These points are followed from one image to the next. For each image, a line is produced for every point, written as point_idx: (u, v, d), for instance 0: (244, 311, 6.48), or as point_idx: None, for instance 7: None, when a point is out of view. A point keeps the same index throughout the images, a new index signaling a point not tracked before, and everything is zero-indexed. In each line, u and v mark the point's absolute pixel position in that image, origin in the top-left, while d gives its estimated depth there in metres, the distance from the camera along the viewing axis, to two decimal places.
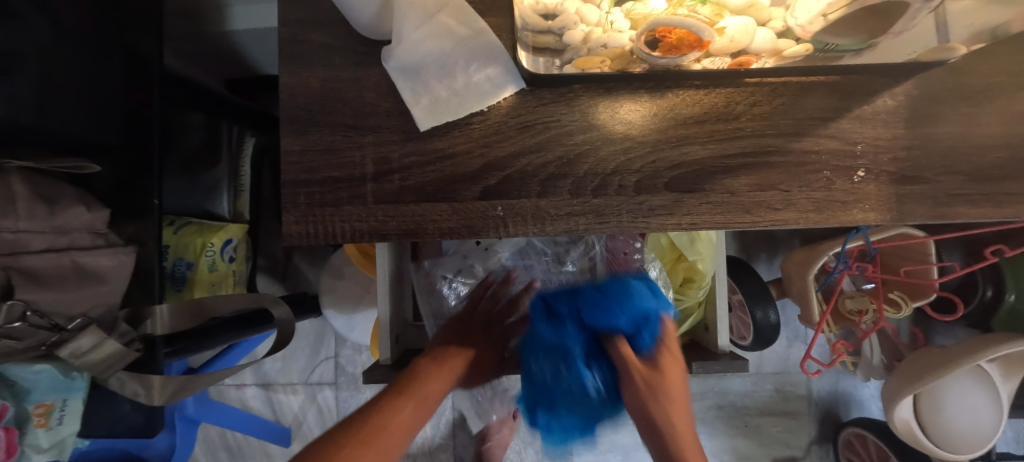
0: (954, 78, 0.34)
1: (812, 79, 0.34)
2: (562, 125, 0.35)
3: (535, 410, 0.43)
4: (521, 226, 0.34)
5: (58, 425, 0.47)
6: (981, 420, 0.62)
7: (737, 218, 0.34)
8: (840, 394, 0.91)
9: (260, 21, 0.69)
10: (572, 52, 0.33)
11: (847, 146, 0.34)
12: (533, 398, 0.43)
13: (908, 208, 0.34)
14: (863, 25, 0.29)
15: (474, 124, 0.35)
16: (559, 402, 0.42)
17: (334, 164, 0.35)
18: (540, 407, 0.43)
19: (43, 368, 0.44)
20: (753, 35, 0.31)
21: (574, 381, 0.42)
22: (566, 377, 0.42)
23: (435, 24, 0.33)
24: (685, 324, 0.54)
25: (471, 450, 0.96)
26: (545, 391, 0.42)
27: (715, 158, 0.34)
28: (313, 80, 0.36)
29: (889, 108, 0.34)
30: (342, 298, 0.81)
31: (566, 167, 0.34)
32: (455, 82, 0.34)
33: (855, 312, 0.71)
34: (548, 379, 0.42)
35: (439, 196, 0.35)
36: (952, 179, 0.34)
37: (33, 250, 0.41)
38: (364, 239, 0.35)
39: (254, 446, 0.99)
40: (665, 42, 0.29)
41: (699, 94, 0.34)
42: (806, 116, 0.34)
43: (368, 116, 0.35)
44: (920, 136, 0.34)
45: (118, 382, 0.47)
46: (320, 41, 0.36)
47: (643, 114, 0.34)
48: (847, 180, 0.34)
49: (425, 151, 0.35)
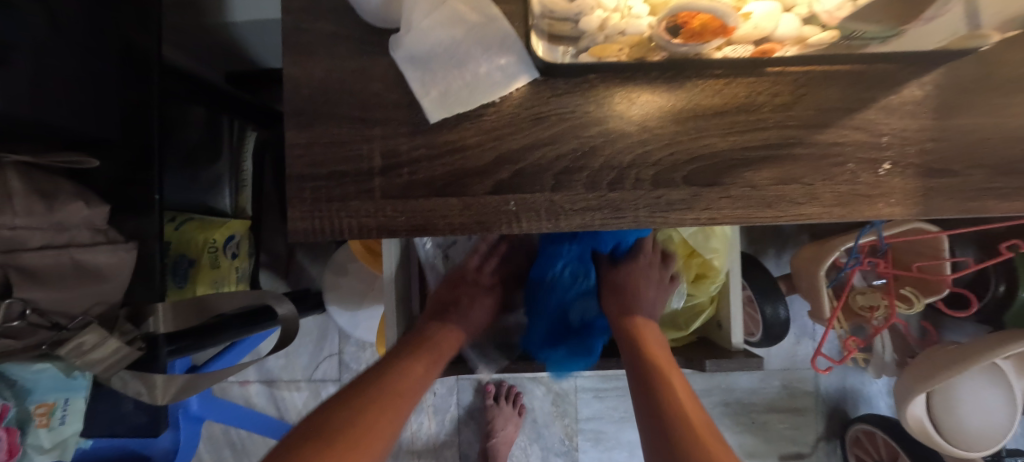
0: (983, 68, 0.33)
1: (836, 68, 0.33)
2: (577, 116, 0.33)
3: (540, 306, 0.53)
4: (535, 221, 0.33)
5: (61, 425, 0.46)
6: (994, 418, 0.61)
7: (758, 212, 0.33)
8: (848, 390, 0.90)
9: (260, 13, 0.67)
10: (589, 40, 0.31)
11: (873, 138, 0.33)
12: (540, 294, 0.53)
13: (935, 202, 0.33)
14: (890, 14, 0.28)
15: (486, 116, 0.34)
16: (561, 296, 0.52)
17: (341, 157, 0.34)
18: (543, 303, 0.52)
19: (45, 367, 0.43)
20: (778, 22, 0.29)
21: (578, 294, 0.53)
22: (571, 276, 0.52)
23: (444, 11, 0.32)
24: (696, 320, 0.53)
25: (476, 446, 0.95)
26: (551, 288, 0.52)
27: (735, 151, 0.33)
28: (318, 70, 0.35)
29: (916, 98, 0.33)
30: (346, 294, 0.80)
31: (580, 160, 0.33)
32: (466, 72, 0.33)
33: (866, 308, 0.70)
34: (556, 280, 0.52)
35: (449, 190, 0.34)
36: (980, 172, 0.33)
37: (31, 246, 0.40)
38: (372, 235, 0.34)
39: (258, 443, 0.98)
40: (687, 28, 0.28)
41: (718, 84, 0.33)
42: (830, 106, 0.33)
43: (375, 107, 0.34)
44: (948, 128, 0.33)
45: (121, 382, 0.46)
46: (325, 29, 0.35)
47: (659, 105, 0.33)
48: (872, 173, 0.33)
49: (434, 144, 0.34)
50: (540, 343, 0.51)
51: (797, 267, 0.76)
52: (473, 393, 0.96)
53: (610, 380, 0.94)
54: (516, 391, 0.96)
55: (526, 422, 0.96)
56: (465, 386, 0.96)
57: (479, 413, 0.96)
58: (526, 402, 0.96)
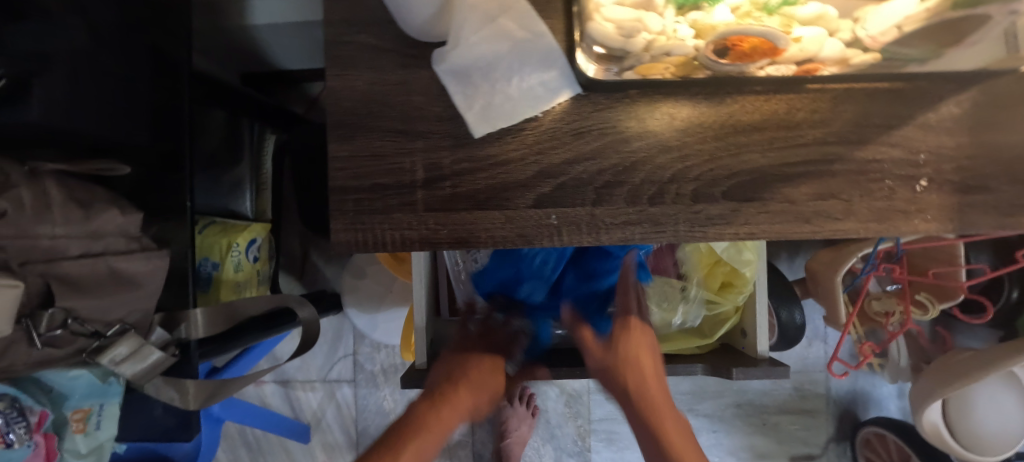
0: (1020, 85, 0.33)
1: (876, 85, 0.33)
2: (617, 131, 0.34)
3: (486, 273, 0.52)
4: (575, 234, 0.34)
5: (96, 430, 0.47)
6: (1010, 423, 0.61)
7: (797, 228, 0.33)
8: (859, 392, 0.91)
9: (283, 17, 0.68)
10: (634, 59, 0.31)
11: (910, 155, 0.33)
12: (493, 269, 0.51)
13: (971, 218, 0.33)
14: (937, 36, 0.28)
15: (528, 130, 0.34)
16: (522, 269, 0.50)
17: (383, 171, 0.34)
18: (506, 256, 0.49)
19: (81, 374, 0.44)
20: (823, 46, 0.30)
21: (536, 279, 0.51)
22: (536, 262, 0.49)
23: (494, 27, 0.32)
24: (721, 328, 0.54)
25: (490, 446, 0.97)
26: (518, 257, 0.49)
27: (775, 167, 0.33)
28: (359, 83, 0.35)
29: (954, 115, 0.33)
30: (363, 297, 0.81)
31: (621, 175, 0.34)
32: (510, 86, 0.33)
33: (881, 313, 0.71)
34: (517, 260, 0.49)
35: (490, 203, 0.34)
36: (1015, 189, 0.33)
37: (69, 255, 0.40)
38: (414, 247, 0.34)
39: (273, 443, 0.99)
40: (736, 50, 0.29)
41: (758, 100, 0.33)
42: (869, 122, 0.33)
43: (415, 120, 0.34)
44: (985, 144, 0.33)
45: (155, 388, 0.47)
46: (366, 41, 0.35)
47: (698, 120, 0.34)
48: (909, 189, 0.33)
49: (476, 158, 0.34)
50: (484, 281, 0.52)
51: (813, 272, 0.76)
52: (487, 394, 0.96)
53: None
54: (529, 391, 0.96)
55: (539, 423, 0.96)
56: None
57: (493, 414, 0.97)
58: (540, 403, 0.96)
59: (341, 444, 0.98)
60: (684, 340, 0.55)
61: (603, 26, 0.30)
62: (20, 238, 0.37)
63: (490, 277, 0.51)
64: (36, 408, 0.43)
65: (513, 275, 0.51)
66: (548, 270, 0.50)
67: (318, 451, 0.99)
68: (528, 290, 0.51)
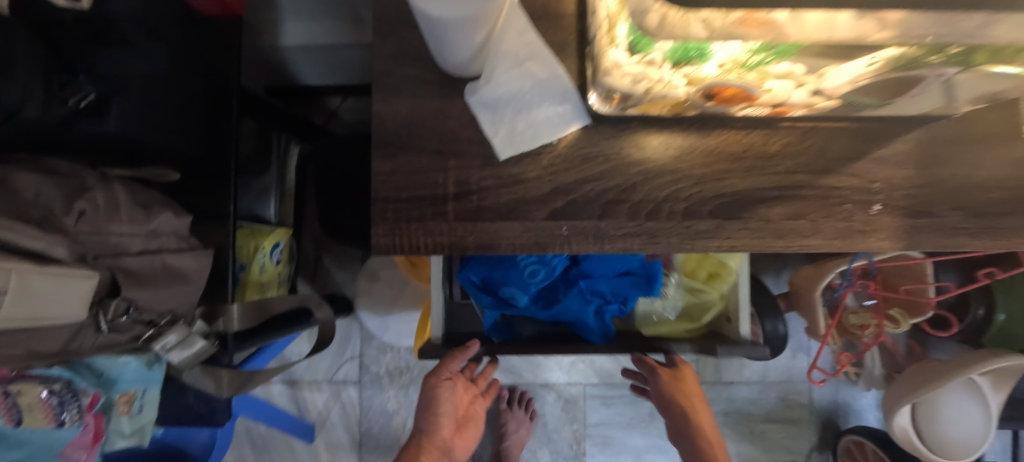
0: (959, 128, 0.40)
1: (838, 124, 0.40)
2: (620, 157, 0.40)
3: (471, 266, 0.55)
4: (583, 243, 0.39)
5: (139, 413, 0.51)
6: (972, 428, 0.67)
7: (771, 242, 0.39)
8: (840, 403, 0.97)
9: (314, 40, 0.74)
10: (636, 99, 0.37)
11: (867, 183, 0.39)
12: (480, 264, 0.54)
13: (917, 238, 0.39)
14: (884, 88, 0.35)
15: (545, 154, 0.40)
16: (514, 272, 0.54)
17: (422, 186, 0.40)
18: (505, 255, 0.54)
19: (128, 361, 0.48)
20: (791, 94, 0.36)
21: (523, 282, 0.54)
22: (526, 273, 0.53)
23: (521, 70, 0.39)
24: (707, 314, 0.60)
25: (489, 448, 1.01)
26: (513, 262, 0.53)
27: (753, 190, 0.39)
28: (402, 109, 0.40)
29: (903, 152, 0.40)
30: (377, 299, 0.86)
31: (623, 194, 0.39)
32: (529, 116, 0.39)
33: (857, 326, 0.77)
34: (508, 266, 0.53)
35: (511, 215, 0.39)
36: (956, 215, 0.39)
37: (132, 251, 0.45)
38: (443, 251, 0.40)
39: (279, 441, 1.03)
40: (720, 96, 0.35)
41: (739, 134, 0.40)
42: (833, 155, 0.40)
43: (450, 142, 0.40)
44: (929, 177, 0.39)
45: (193, 377, 0.52)
46: (409, 73, 0.41)
47: (688, 147, 0.40)
48: (866, 212, 0.39)
49: (500, 176, 0.40)
50: (472, 274, 0.55)
51: (796, 286, 0.82)
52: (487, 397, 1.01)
53: (618, 388, 1.01)
54: (528, 396, 1.00)
55: (538, 427, 1.01)
56: None
57: (493, 417, 1.01)
58: (538, 407, 1.01)
59: (343, 444, 1.02)
60: (674, 323, 0.60)
61: (626, 82, 0.35)
62: (94, 235, 0.42)
63: (476, 274, 0.55)
64: (88, 390, 0.48)
65: (503, 276, 0.54)
66: (539, 277, 0.54)
67: (321, 451, 1.02)
68: (510, 294, 0.55)
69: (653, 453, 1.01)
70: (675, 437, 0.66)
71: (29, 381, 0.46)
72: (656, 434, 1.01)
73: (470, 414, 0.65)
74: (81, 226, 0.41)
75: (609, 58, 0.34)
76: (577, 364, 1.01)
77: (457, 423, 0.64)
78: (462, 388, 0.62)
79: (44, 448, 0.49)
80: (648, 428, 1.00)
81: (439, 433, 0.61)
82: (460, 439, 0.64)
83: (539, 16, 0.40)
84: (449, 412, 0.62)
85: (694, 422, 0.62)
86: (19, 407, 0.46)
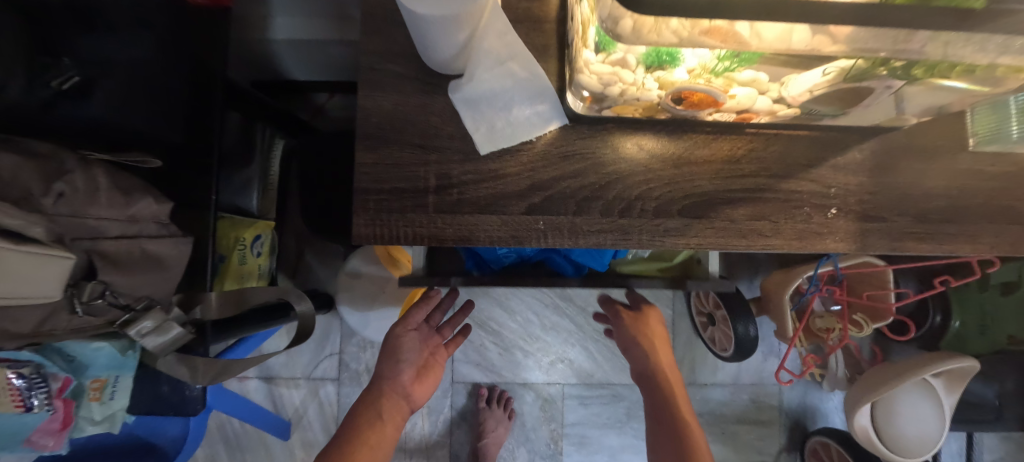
0: (909, 140, 0.43)
1: (799, 132, 0.42)
2: (596, 156, 0.42)
3: None
4: (559, 238, 0.41)
5: (110, 400, 0.51)
6: (927, 427, 0.70)
7: (736, 241, 0.41)
8: (808, 405, 1.00)
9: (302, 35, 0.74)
10: (611, 101, 0.39)
11: (824, 189, 0.42)
12: None
13: (869, 241, 0.42)
14: (839, 98, 0.37)
15: (524, 151, 0.41)
16: None
17: (403, 180, 0.41)
18: None
19: (101, 346, 0.48)
20: (755, 101, 0.38)
21: None
22: None
23: (503, 68, 0.39)
24: (680, 254, 0.63)
25: (467, 447, 1.02)
26: None
27: (720, 192, 0.41)
28: (386, 104, 0.42)
29: (857, 160, 0.42)
30: (358, 294, 0.85)
31: (598, 191, 0.41)
32: (510, 114, 0.41)
33: (823, 329, 0.80)
34: None
35: (490, 208, 0.41)
36: (904, 220, 0.42)
37: (109, 235, 0.45)
38: (423, 242, 0.41)
39: (253, 438, 1.01)
40: (688, 100, 0.37)
41: (708, 138, 0.42)
42: (793, 162, 0.42)
43: (432, 137, 0.41)
44: (881, 184, 0.42)
45: (167, 364, 0.52)
46: (394, 70, 0.42)
47: (660, 149, 0.42)
48: (823, 216, 0.42)
49: (480, 170, 0.41)
50: None
51: (767, 290, 0.85)
52: (466, 395, 1.02)
53: (596, 389, 1.03)
54: (507, 395, 1.01)
55: (516, 426, 1.02)
56: (460, 389, 1.03)
57: (472, 415, 1.02)
58: (516, 406, 1.02)
59: (319, 442, 1.01)
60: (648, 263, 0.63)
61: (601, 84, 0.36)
62: (72, 217, 0.42)
63: None
64: (58, 375, 0.48)
65: None
66: None
67: (297, 449, 1.01)
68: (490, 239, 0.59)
69: (629, 453, 1.03)
70: (636, 377, 0.67)
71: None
72: (632, 434, 1.03)
73: (432, 362, 0.70)
74: (59, 208, 0.41)
75: (585, 60, 0.36)
76: (556, 364, 1.03)
77: (418, 369, 0.68)
78: (425, 339, 0.70)
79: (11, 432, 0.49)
80: (623, 428, 1.02)
81: (400, 379, 0.65)
82: (420, 386, 0.67)
83: (522, 20, 0.42)
84: (413, 359, 0.67)
85: (654, 363, 0.64)
86: None
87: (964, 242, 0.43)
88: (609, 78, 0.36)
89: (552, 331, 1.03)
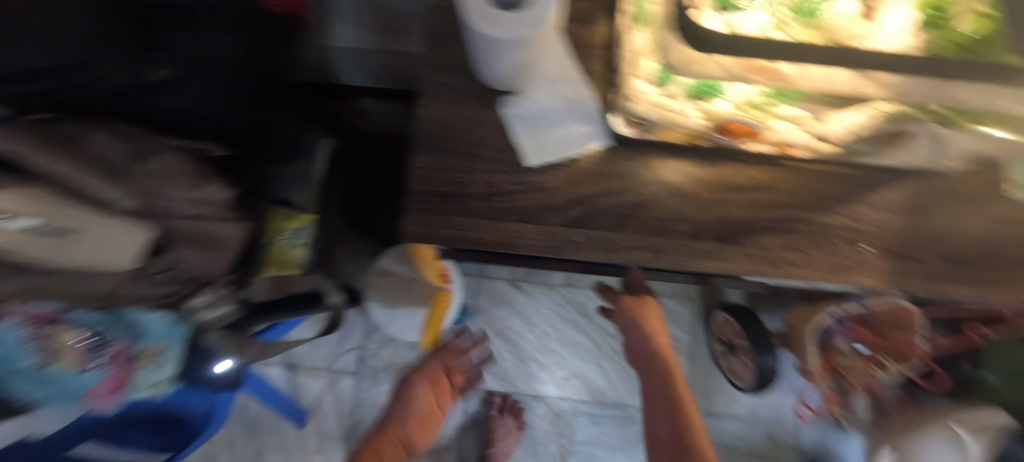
0: (945, 184, 0.43)
1: (835, 169, 0.43)
2: (634, 176, 0.44)
3: None
4: (593, 251, 0.43)
5: (161, 366, 0.57)
6: None
7: (765, 268, 0.43)
8: (827, 447, 0.98)
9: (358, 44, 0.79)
10: (654, 125, 0.41)
11: (857, 224, 0.43)
12: None
13: (899, 279, 0.43)
14: (877, 138, 0.38)
15: (567, 167, 0.44)
16: None
17: (456, 186, 0.44)
18: None
19: (160, 316, 0.54)
20: (794, 135, 0.39)
21: None
22: None
23: (557, 90, 0.43)
24: None
25: (475, 453, 1.03)
26: None
27: (753, 220, 0.43)
28: (440, 113, 0.45)
29: (892, 200, 0.43)
30: (385, 291, 0.88)
31: (634, 210, 0.43)
32: (558, 132, 0.43)
33: (846, 368, 0.79)
34: None
35: (530, 218, 0.43)
36: (937, 262, 0.43)
37: (178, 215, 0.48)
38: (465, 244, 0.43)
39: (270, 424, 1.05)
40: (728, 129, 0.39)
41: (745, 168, 0.44)
42: (828, 196, 0.43)
43: (481, 147, 0.44)
44: (915, 225, 0.43)
45: (217, 340, 0.60)
46: (450, 82, 0.45)
47: (697, 175, 0.44)
48: (854, 251, 0.43)
49: (524, 182, 0.44)
50: None
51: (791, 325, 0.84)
52: (479, 402, 1.03)
53: (608, 408, 1.03)
54: (519, 406, 1.02)
55: (525, 438, 1.02)
56: (473, 395, 1.04)
57: (482, 422, 1.03)
58: (527, 418, 1.02)
59: (332, 434, 1.04)
60: None
61: (648, 112, 0.39)
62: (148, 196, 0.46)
63: None
64: (116, 341, 0.52)
65: None
66: None
67: (310, 438, 1.04)
68: None
69: None
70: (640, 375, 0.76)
71: (57, 328, 0.48)
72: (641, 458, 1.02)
73: (438, 409, 0.95)
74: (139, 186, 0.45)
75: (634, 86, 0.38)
76: (570, 379, 1.03)
77: (422, 425, 0.93)
78: (434, 385, 0.95)
79: (64, 391, 0.53)
80: (633, 451, 1.02)
81: (406, 428, 0.91)
82: (422, 435, 0.93)
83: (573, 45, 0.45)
84: (419, 408, 0.93)
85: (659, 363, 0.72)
86: (42, 352, 0.48)
87: (998, 288, 0.43)
88: (656, 104, 0.38)
89: (568, 346, 1.04)
